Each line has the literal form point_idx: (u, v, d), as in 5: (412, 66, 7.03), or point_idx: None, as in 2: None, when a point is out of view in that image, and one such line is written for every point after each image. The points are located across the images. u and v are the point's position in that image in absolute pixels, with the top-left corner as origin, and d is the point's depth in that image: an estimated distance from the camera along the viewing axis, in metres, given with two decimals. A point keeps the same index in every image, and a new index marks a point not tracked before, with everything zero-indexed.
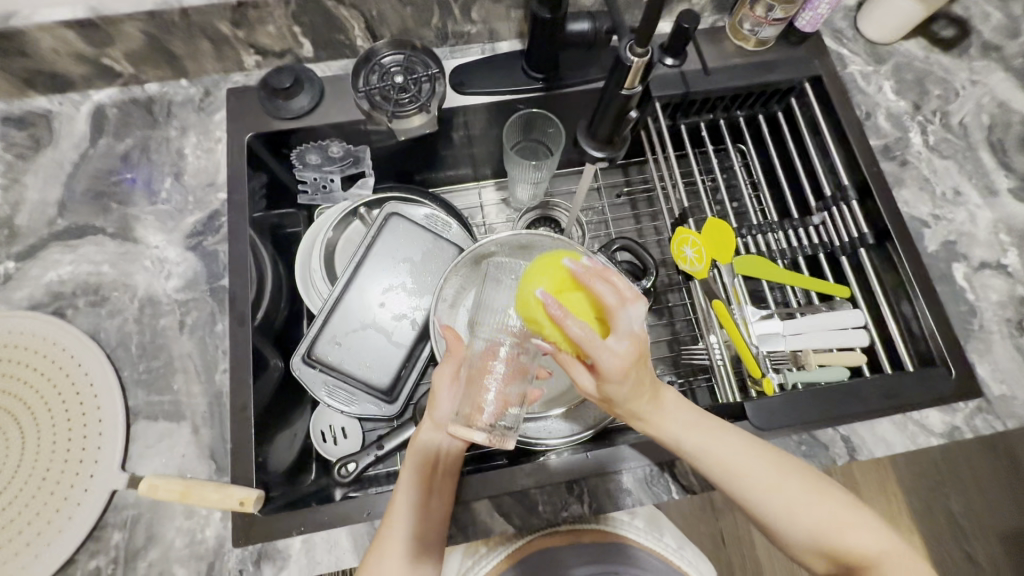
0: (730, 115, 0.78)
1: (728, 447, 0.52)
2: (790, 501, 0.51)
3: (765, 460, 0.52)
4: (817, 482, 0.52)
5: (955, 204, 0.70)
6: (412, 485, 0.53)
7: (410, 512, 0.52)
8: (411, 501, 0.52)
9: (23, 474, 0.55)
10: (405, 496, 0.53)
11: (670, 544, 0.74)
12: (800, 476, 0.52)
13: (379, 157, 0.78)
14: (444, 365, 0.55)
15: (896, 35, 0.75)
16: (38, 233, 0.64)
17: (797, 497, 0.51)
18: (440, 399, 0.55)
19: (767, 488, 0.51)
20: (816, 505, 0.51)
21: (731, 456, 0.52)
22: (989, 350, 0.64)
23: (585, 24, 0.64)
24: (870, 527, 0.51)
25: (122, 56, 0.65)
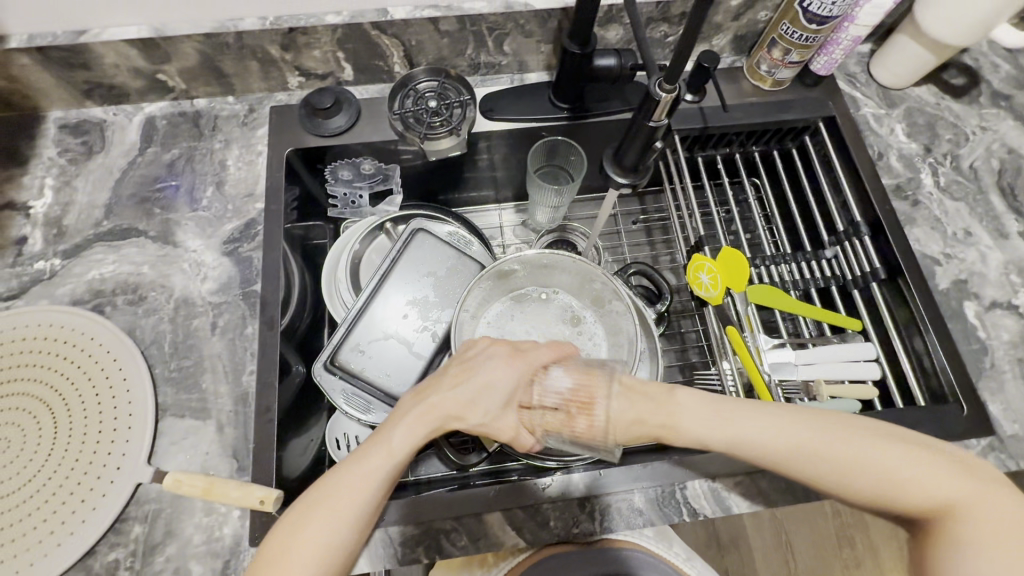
0: (745, 149, 0.81)
1: (747, 428, 0.50)
2: (848, 456, 0.47)
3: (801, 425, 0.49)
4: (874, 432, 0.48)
5: (966, 244, 0.72)
6: (380, 461, 0.50)
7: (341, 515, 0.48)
8: (376, 478, 0.49)
9: (52, 463, 0.56)
10: (371, 469, 0.49)
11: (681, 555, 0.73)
12: (851, 433, 0.48)
13: (407, 176, 0.81)
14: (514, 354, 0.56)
15: (904, 84, 0.79)
16: (85, 233, 0.67)
17: (856, 453, 0.47)
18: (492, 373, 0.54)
19: (813, 448, 0.48)
20: (878, 459, 0.47)
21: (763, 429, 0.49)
22: (1001, 389, 0.65)
23: (611, 61, 0.67)
24: (944, 470, 0.46)
25: (176, 73, 0.70)
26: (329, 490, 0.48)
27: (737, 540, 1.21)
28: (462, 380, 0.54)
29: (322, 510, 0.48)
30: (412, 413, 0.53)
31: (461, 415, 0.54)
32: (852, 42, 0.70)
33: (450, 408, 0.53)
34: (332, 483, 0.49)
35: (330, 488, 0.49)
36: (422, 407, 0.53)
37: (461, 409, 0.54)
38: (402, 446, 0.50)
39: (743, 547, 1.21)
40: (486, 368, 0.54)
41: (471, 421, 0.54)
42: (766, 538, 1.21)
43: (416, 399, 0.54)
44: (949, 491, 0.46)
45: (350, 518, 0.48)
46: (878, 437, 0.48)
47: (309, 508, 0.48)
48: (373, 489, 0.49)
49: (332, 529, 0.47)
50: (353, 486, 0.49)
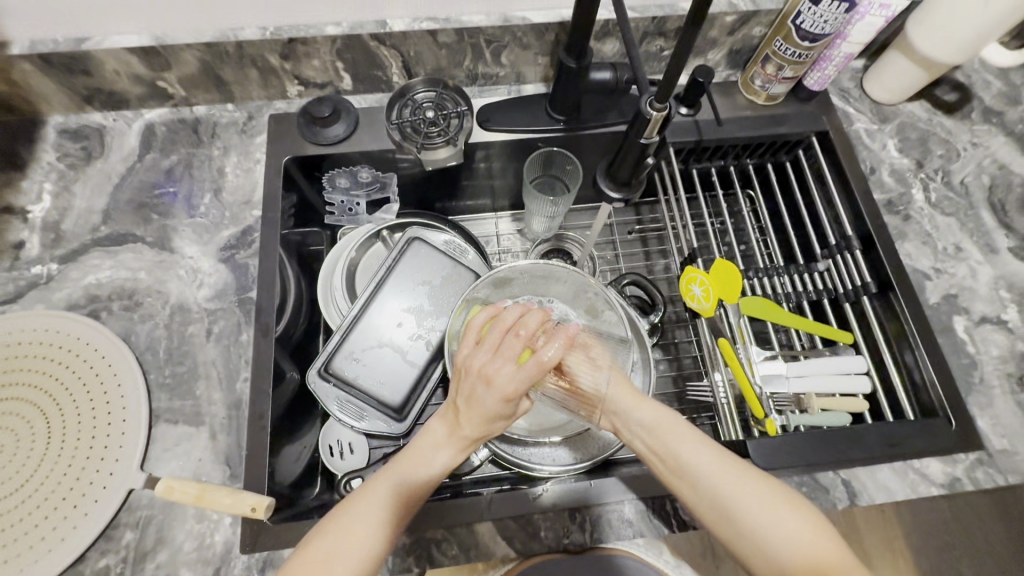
0: (740, 162, 0.82)
1: (676, 441, 0.53)
2: (770, 515, 0.49)
3: (734, 465, 0.52)
4: (793, 493, 0.51)
5: (956, 259, 0.72)
6: (423, 474, 0.52)
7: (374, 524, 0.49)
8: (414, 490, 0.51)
9: (45, 468, 0.56)
10: (409, 478, 0.52)
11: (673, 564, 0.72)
12: (772, 487, 0.51)
13: (404, 184, 0.82)
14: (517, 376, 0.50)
15: (895, 100, 0.80)
16: (82, 238, 0.68)
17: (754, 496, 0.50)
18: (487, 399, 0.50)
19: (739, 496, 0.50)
20: (793, 519, 0.49)
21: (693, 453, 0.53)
22: (990, 403, 0.65)
23: (606, 74, 0.68)
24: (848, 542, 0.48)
25: (177, 80, 0.71)
26: (364, 504, 0.50)
27: None
28: (472, 409, 0.51)
29: (354, 523, 0.48)
30: (444, 431, 0.54)
31: (486, 431, 0.53)
32: (844, 59, 0.71)
33: (473, 426, 0.52)
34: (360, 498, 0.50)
35: (366, 499, 0.50)
36: (449, 421, 0.53)
37: (481, 432, 0.53)
38: (442, 458, 0.53)
39: None
40: (488, 400, 0.50)
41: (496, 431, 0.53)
42: None
43: (439, 416, 0.55)
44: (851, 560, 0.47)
45: (384, 530, 0.49)
46: (795, 500, 0.50)
47: (345, 523, 0.48)
48: (410, 499, 0.51)
49: (370, 537, 0.48)
50: (391, 499, 0.50)
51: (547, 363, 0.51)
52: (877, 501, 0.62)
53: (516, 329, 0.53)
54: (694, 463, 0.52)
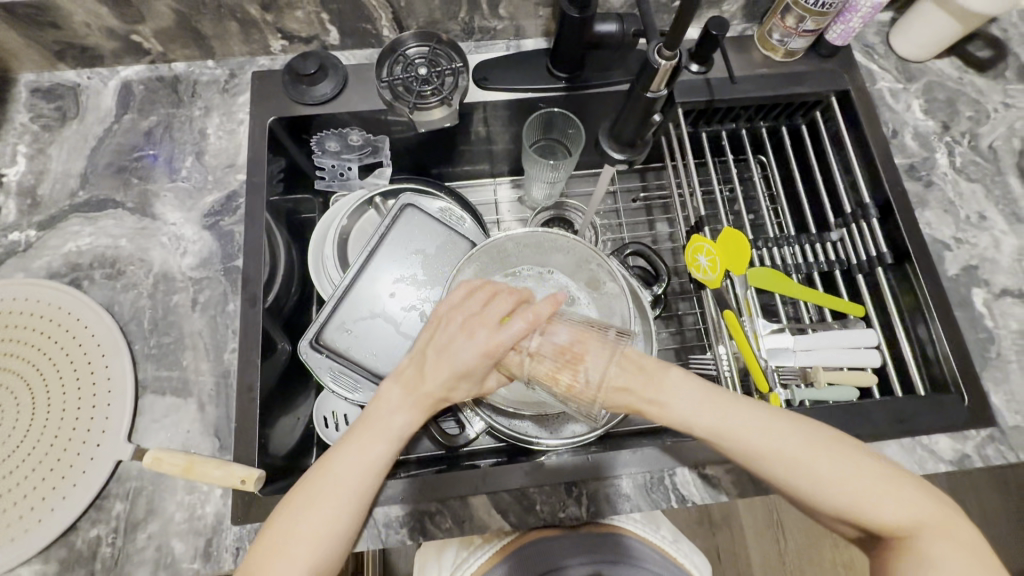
0: (753, 125, 0.77)
1: (746, 422, 0.46)
2: (830, 480, 0.45)
3: (784, 432, 0.46)
4: (847, 446, 0.47)
5: (980, 229, 0.69)
6: (378, 447, 0.49)
7: (325, 499, 0.47)
8: (376, 462, 0.49)
9: (31, 439, 0.56)
10: (367, 456, 0.48)
11: (668, 537, 0.72)
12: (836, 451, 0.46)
13: (398, 148, 0.78)
14: (479, 336, 0.48)
15: (929, 53, 0.74)
16: (60, 204, 0.65)
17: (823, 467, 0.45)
18: (455, 355, 0.48)
19: (788, 459, 0.46)
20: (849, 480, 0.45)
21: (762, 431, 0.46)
22: (1006, 379, 0.63)
23: (612, 26, 0.63)
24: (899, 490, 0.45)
25: (152, 34, 0.66)
26: (332, 477, 0.48)
27: (729, 518, 1.22)
28: (436, 368, 0.49)
29: (323, 499, 0.47)
30: (400, 393, 0.50)
31: (439, 397, 0.50)
32: (871, 10, 0.66)
33: (432, 390, 0.49)
34: (327, 463, 0.48)
35: (333, 473, 0.48)
36: (408, 386, 0.50)
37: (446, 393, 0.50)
38: (398, 423, 0.49)
39: (735, 524, 1.21)
40: (462, 354, 0.48)
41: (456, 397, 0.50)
42: (759, 518, 1.22)
43: (399, 378, 0.51)
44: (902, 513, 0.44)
45: (352, 501, 0.48)
46: (854, 458, 0.46)
47: (304, 500, 0.47)
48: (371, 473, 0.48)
49: (334, 517, 0.47)
50: (354, 472, 0.48)
51: (536, 319, 0.48)
52: None
53: (490, 304, 0.50)
54: (742, 430, 0.46)
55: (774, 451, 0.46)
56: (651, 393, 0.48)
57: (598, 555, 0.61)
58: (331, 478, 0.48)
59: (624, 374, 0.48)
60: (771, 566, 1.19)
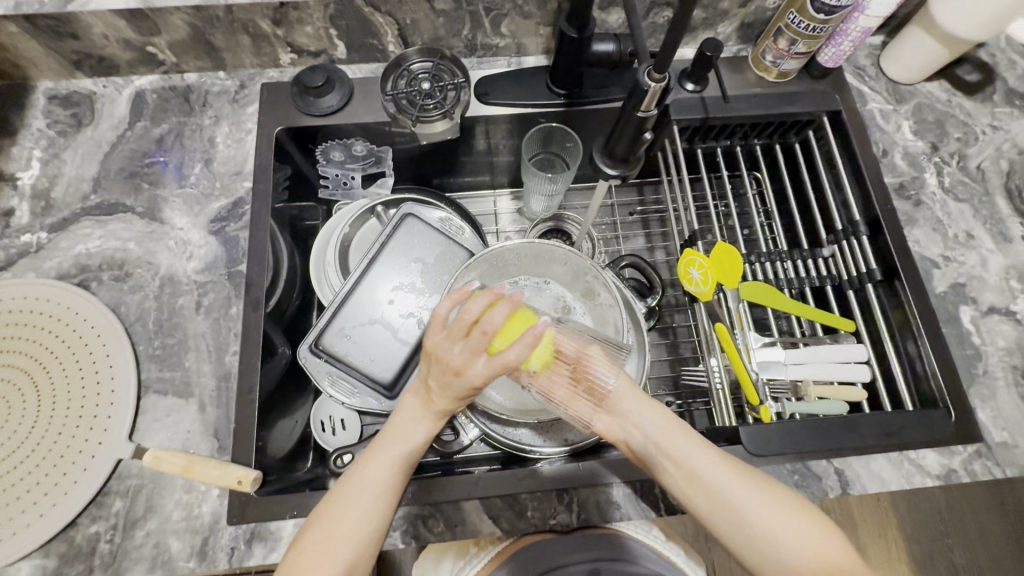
0: (747, 142, 0.79)
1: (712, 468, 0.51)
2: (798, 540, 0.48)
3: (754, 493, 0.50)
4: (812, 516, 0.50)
5: (968, 247, 0.70)
6: (404, 449, 0.52)
7: (357, 510, 0.49)
8: (402, 460, 0.52)
9: (35, 436, 0.57)
10: (391, 455, 0.51)
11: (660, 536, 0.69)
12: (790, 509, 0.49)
13: (401, 159, 0.80)
14: (477, 367, 0.49)
15: (929, 71, 0.75)
16: (72, 207, 0.67)
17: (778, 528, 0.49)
18: (457, 384, 0.50)
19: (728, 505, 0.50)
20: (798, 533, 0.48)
21: (731, 493, 0.50)
22: (992, 395, 0.64)
23: (609, 45, 0.65)
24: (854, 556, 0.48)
25: (166, 46, 0.69)
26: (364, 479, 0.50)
27: None
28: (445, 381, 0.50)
29: (358, 500, 0.49)
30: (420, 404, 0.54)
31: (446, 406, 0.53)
32: (862, 34, 0.68)
33: (446, 402, 0.52)
34: (354, 472, 0.51)
35: (363, 481, 0.50)
36: (423, 397, 0.53)
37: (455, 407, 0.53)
38: (421, 432, 0.53)
39: None
40: (476, 368, 0.49)
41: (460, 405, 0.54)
42: None
43: (416, 392, 0.54)
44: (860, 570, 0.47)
45: (385, 499, 0.50)
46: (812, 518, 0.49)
47: (337, 509, 0.49)
48: (399, 471, 0.52)
49: (371, 514, 0.49)
50: (383, 474, 0.51)
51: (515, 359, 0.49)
52: (870, 491, 0.61)
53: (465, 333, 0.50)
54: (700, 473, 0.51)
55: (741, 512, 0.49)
56: (636, 404, 0.54)
57: (594, 555, 0.61)
58: (362, 486, 0.50)
59: (623, 383, 0.55)
60: None
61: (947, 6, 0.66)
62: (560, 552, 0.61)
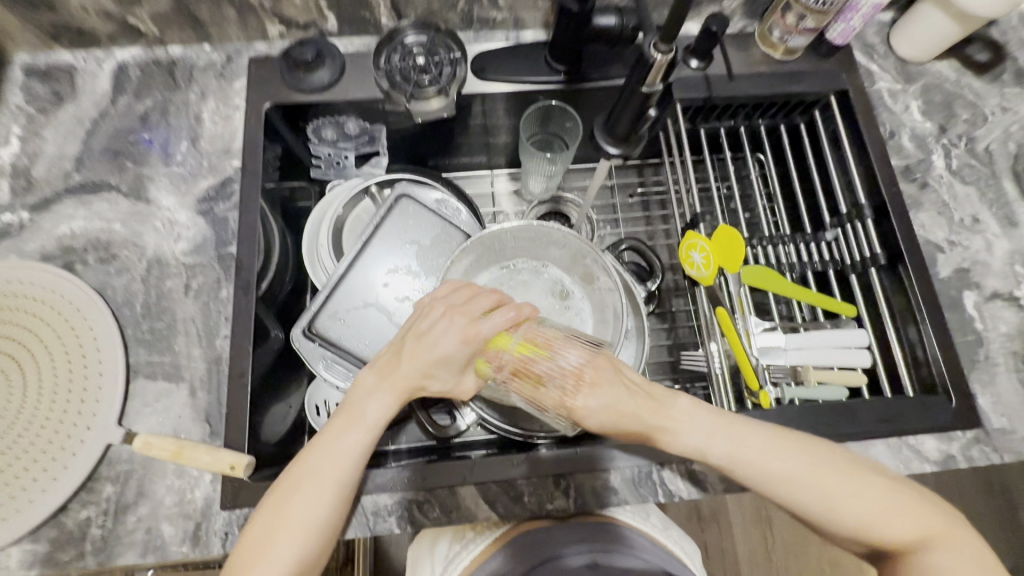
0: (751, 122, 0.77)
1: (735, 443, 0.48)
2: (845, 499, 0.48)
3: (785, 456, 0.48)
4: (849, 467, 0.49)
5: (973, 232, 0.69)
6: (354, 432, 0.50)
7: (307, 497, 0.48)
8: (355, 448, 0.50)
9: (23, 421, 0.56)
10: (344, 443, 0.49)
11: (658, 525, 0.67)
12: (829, 466, 0.49)
13: (395, 138, 0.78)
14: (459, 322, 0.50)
15: (943, 44, 0.72)
16: (54, 186, 0.64)
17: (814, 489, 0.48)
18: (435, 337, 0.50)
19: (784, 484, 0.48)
20: (857, 501, 0.48)
21: (766, 459, 0.48)
22: (992, 380, 0.63)
23: (612, 19, 0.63)
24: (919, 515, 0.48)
25: (148, 17, 0.65)
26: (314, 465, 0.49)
27: (719, 514, 1.22)
28: (419, 350, 0.50)
29: (310, 485, 0.48)
30: (375, 378, 0.52)
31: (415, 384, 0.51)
32: (872, 9, 0.66)
33: (408, 376, 0.51)
34: (309, 460, 0.49)
35: (317, 463, 0.49)
36: (384, 370, 0.52)
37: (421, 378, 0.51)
38: (371, 412, 0.50)
39: (724, 519, 1.22)
40: (443, 341, 0.50)
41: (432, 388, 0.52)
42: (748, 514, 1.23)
43: (376, 369, 0.52)
44: (906, 529, 0.48)
45: (333, 484, 0.49)
46: (848, 470, 0.49)
47: (298, 497, 0.48)
48: (350, 456, 0.49)
49: (318, 499, 0.48)
50: (326, 456, 0.49)
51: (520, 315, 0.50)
52: (868, 477, 0.61)
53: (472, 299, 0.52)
54: (731, 452, 0.48)
55: (778, 476, 0.48)
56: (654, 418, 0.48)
57: (596, 541, 0.58)
58: (317, 470, 0.49)
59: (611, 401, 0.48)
60: (758, 561, 1.20)
61: None
62: (562, 537, 0.58)
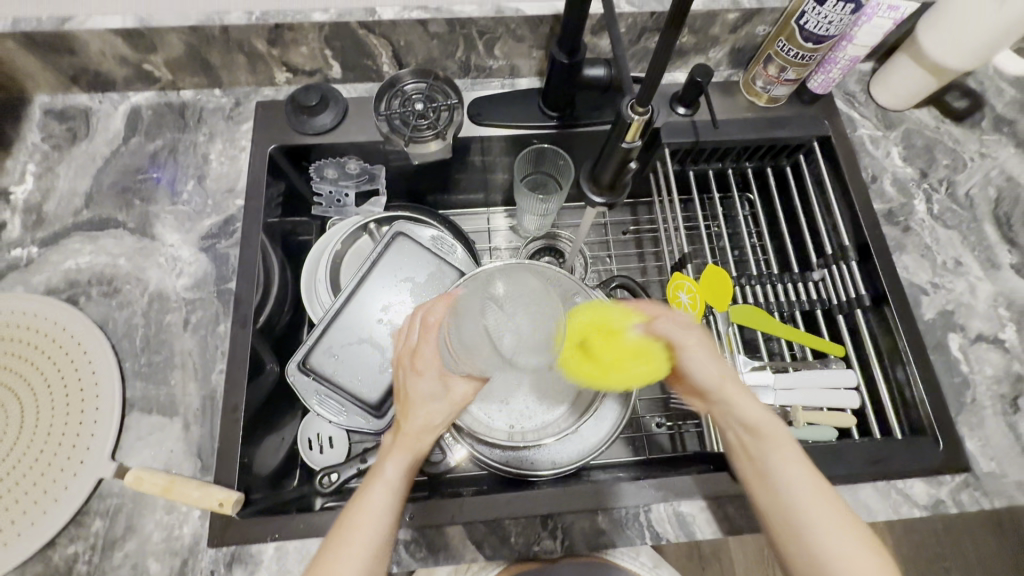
0: (739, 165, 0.79)
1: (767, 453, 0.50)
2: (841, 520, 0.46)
3: (807, 477, 0.48)
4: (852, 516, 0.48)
5: (956, 274, 0.70)
6: (379, 489, 0.51)
7: (356, 551, 0.47)
8: (383, 503, 0.50)
9: (17, 453, 0.56)
10: (376, 500, 0.50)
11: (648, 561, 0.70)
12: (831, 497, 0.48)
13: (396, 177, 0.81)
14: (420, 383, 0.57)
15: (926, 91, 0.74)
16: (64, 222, 0.67)
17: (828, 507, 0.47)
18: (416, 390, 0.57)
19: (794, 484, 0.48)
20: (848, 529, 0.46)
21: (782, 475, 0.48)
22: (980, 424, 0.63)
23: (601, 70, 0.67)
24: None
25: (163, 63, 0.69)
26: (356, 520, 0.49)
27: (718, 551, 1.20)
28: (409, 410, 0.57)
29: (354, 541, 0.48)
30: (390, 440, 0.56)
31: (428, 431, 0.56)
32: (849, 62, 0.69)
33: (414, 424, 0.56)
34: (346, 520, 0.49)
35: (352, 521, 0.49)
36: (393, 434, 0.57)
37: (425, 425, 0.56)
38: (388, 470, 0.52)
39: (724, 557, 1.20)
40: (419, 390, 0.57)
41: (438, 421, 0.57)
42: (749, 553, 1.20)
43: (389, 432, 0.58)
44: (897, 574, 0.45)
45: (379, 536, 0.48)
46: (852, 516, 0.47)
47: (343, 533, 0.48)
48: (384, 508, 0.50)
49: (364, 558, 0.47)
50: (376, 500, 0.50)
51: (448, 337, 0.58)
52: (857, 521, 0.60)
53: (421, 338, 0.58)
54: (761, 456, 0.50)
55: (791, 486, 0.48)
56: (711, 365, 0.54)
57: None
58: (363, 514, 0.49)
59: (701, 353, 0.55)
60: None
61: (937, 39, 0.67)
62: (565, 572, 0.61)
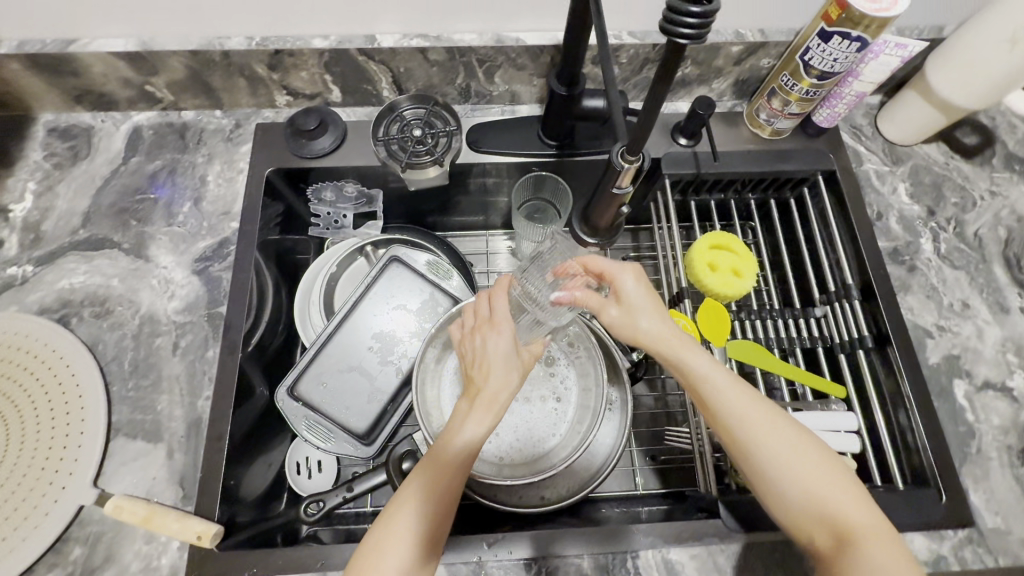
0: (741, 197, 0.78)
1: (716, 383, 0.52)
2: (778, 441, 0.50)
3: (753, 406, 0.51)
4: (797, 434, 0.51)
5: (963, 317, 0.68)
6: (408, 503, 0.48)
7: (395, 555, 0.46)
8: (411, 513, 0.48)
9: (0, 476, 0.56)
10: (404, 518, 0.48)
11: None
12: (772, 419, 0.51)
13: (393, 200, 0.80)
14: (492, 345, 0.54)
15: (934, 127, 0.73)
16: (60, 241, 0.67)
17: (761, 429, 0.50)
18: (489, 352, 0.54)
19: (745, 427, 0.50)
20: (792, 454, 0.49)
21: (724, 399, 0.51)
22: (986, 476, 0.61)
23: (599, 102, 0.66)
24: (858, 494, 0.49)
25: (164, 85, 0.70)
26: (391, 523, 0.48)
27: None
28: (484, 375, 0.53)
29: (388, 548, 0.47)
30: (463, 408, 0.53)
31: (505, 397, 0.53)
32: (855, 98, 0.68)
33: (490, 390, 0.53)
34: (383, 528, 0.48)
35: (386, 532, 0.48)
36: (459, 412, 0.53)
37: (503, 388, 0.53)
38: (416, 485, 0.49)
39: None
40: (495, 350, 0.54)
41: (517, 386, 0.54)
42: None
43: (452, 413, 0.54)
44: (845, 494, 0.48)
45: (414, 538, 0.47)
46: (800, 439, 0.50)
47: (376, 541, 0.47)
48: (418, 513, 0.48)
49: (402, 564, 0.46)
50: (425, 497, 0.48)
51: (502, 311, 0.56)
52: None
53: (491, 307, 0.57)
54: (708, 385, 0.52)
55: (736, 417, 0.51)
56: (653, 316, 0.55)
57: None
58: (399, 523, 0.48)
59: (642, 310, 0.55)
60: None
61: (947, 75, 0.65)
62: None
